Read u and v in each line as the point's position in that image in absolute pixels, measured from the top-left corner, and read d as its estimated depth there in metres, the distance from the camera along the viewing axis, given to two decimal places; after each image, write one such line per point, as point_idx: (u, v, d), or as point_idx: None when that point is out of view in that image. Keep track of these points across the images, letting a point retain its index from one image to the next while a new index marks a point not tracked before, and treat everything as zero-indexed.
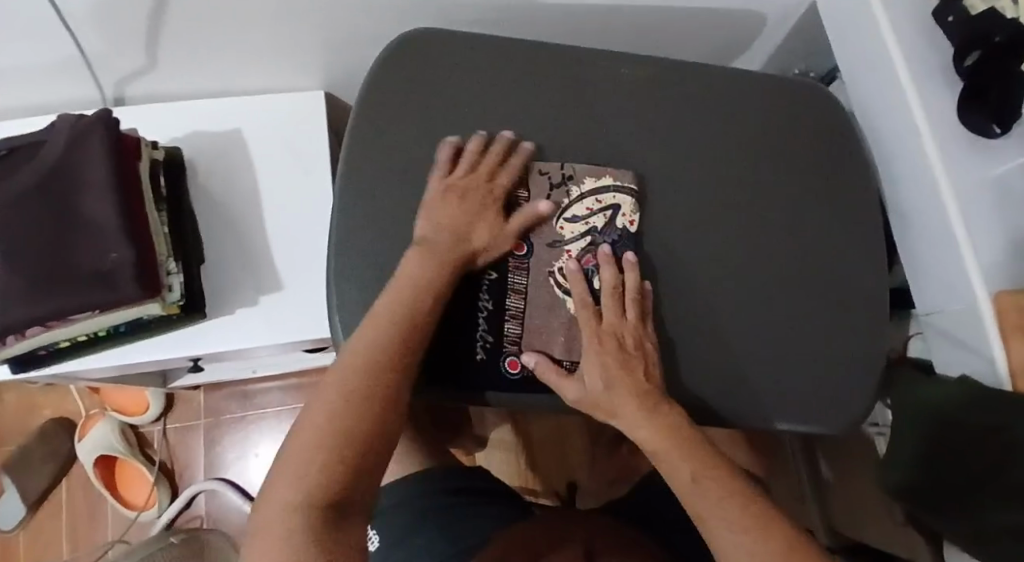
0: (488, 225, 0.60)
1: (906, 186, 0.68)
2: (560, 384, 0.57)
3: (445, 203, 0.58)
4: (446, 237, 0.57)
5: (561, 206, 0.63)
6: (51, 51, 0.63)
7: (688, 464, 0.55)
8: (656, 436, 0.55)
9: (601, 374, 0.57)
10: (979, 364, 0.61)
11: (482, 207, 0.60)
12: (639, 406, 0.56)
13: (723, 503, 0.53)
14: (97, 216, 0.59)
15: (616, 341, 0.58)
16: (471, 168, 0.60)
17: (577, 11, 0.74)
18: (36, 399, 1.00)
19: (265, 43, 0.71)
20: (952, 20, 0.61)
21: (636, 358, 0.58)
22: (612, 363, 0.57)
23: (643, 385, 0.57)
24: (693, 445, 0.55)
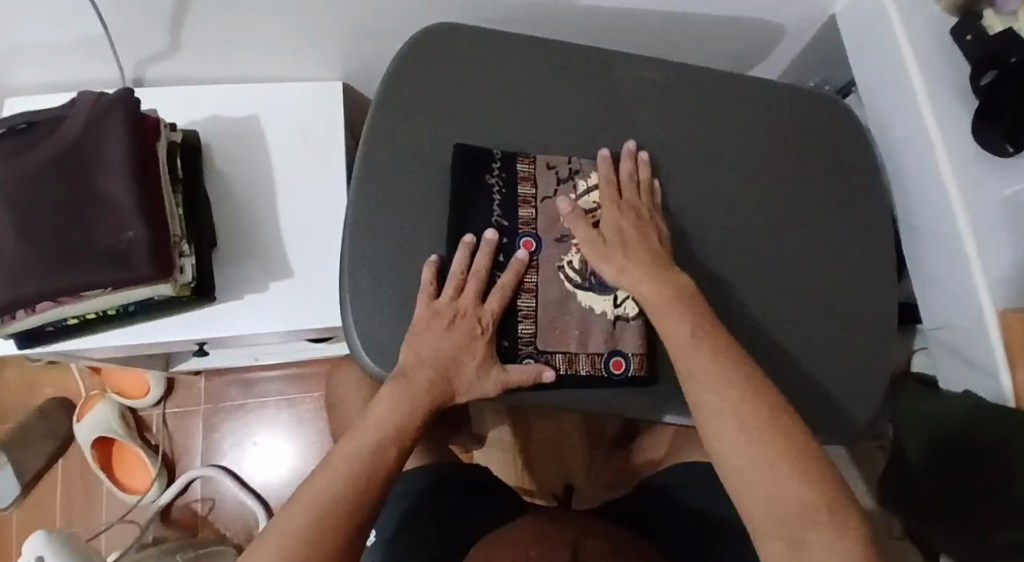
0: (475, 361, 0.57)
1: (919, 203, 0.68)
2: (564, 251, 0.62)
3: (430, 332, 0.57)
4: (428, 373, 0.56)
5: (569, 200, 0.63)
6: (76, 29, 0.63)
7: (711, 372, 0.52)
8: (685, 340, 0.54)
9: (614, 235, 0.60)
10: (983, 380, 0.61)
11: (470, 339, 0.57)
12: (648, 271, 0.57)
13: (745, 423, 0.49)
14: (114, 195, 0.59)
15: (634, 213, 0.61)
16: (457, 292, 0.58)
17: (600, 14, 0.75)
18: (36, 378, 0.99)
19: (290, 32, 0.71)
20: (970, 39, 0.62)
21: (650, 228, 0.61)
22: (628, 231, 0.60)
23: (657, 253, 0.59)
24: (719, 355, 0.53)
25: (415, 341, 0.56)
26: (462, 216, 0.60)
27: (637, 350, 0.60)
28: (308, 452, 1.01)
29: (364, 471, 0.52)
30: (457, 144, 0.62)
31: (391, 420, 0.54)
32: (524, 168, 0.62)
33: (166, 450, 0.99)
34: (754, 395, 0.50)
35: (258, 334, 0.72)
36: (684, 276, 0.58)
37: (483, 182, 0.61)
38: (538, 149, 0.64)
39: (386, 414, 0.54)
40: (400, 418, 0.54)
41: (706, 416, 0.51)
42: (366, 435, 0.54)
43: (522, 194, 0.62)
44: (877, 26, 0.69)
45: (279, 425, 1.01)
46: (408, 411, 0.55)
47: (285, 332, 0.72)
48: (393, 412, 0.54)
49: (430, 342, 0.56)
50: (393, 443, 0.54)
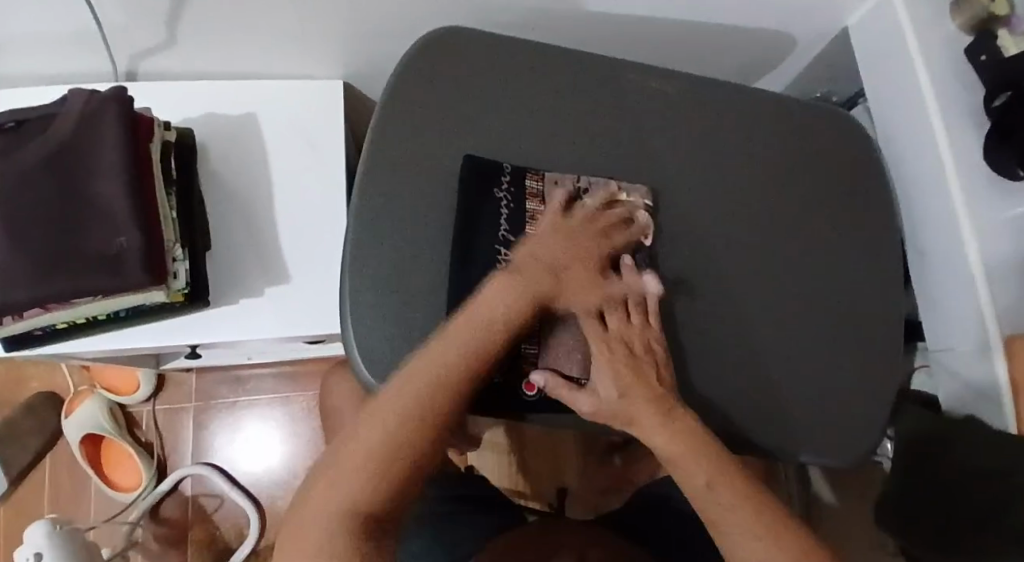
0: (583, 276, 0.58)
1: (927, 223, 0.68)
2: (573, 399, 0.56)
3: (549, 241, 0.57)
4: (539, 273, 0.56)
5: None
6: (65, 20, 0.61)
7: (704, 470, 0.54)
8: (675, 444, 0.55)
9: (613, 383, 0.56)
10: (988, 406, 0.61)
11: (586, 254, 0.58)
12: (656, 414, 0.55)
13: (736, 512, 0.53)
14: (107, 198, 0.57)
15: (625, 346, 0.57)
16: (585, 218, 0.59)
17: (607, 21, 0.73)
18: (22, 372, 0.97)
19: (289, 30, 0.69)
20: (985, 59, 0.61)
21: (645, 362, 0.57)
22: (622, 370, 0.56)
23: (656, 389, 0.56)
24: (710, 451, 0.55)
25: (535, 250, 0.57)
26: (467, 232, 0.59)
27: None
28: (300, 452, 1.00)
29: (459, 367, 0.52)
30: (469, 155, 0.61)
31: (500, 309, 0.54)
32: (534, 186, 0.61)
33: (155, 447, 0.98)
34: (744, 490, 0.54)
35: (254, 340, 0.70)
36: (687, 413, 0.56)
37: (490, 197, 0.59)
38: (544, 161, 0.62)
39: (499, 304, 0.54)
40: (513, 312, 0.54)
41: (710, 511, 0.54)
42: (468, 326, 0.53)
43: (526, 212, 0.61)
44: (891, 43, 0.68)
45: (271, 424, 1.00)
46: (519, 308, 0.54)
47: (280, 339, 0.70)
48: (500, 305, 0.54)
49: (540, 255, 0.57)
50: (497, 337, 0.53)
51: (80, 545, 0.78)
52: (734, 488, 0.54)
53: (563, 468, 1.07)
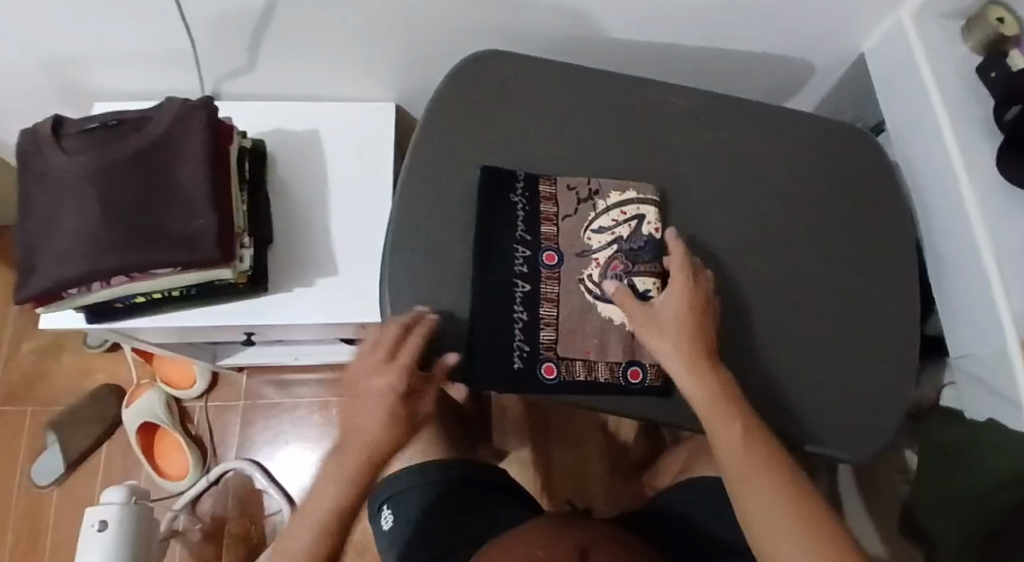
0: (391, 413, 0.58)
1: (945, 233, 0.69)
2: (629, 302, 0.62)
3: (353, 393, 0.59)
4: (350, 435, 0.58)
5: (589, 217, 0.66)
6: (165, 39, 0.72)
7: (734, 426, 0.56)
8: (705, 397, 0.57)
9: (679, 308, 0.60)
10: (1005, 408, 0.61)
11: (383, 392, 0.58)
12: (696, 361, 0.58)
13: (761, 472, 0.54)
14: (190, 186, 0.65)
15: (703, 301, 0.61)
16: (373, 350, 0.59)
17: (637, 48, 0.80)
18: (90, 363, 1.05)
19: (352, 56, 0.78)
20: (994, 76, 0.65)
21: (713, 317, 0.61)
22: (694, 306, 0.60)
23: (705, 339, 0.60)
24: (739, 410, 0.57)
25: (355, 417, 0.59)
26: (491, 229, 0.64)
27: (655, 360, 0.64)
28: None
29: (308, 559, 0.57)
30: (483, 166, 0.67)
31: (326, 491, 0.58)
32: (547, 189, 0.66)
33: (205, 441, 1.04)
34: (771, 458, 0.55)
35: (301, 326, 0.76)
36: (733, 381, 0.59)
37: (507, 202, 0.65)
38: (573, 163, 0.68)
39: (323, 482, 0.58)
40: (343, 497, 0.58)
41: (733, 471, 0.55)
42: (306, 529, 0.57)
43: (544, 212, 0.66)
44: (905, 68, 0.72)
45: (309, 428, 1.05)
46: (352, 489, 0.58)
47: (324, 325, 0.76)
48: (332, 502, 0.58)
49: (365, 442, 0.58)
50: (338, 520, 0.58)
51: (143, 522, 0.84)
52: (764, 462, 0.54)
53: (589, 489, 1.09)
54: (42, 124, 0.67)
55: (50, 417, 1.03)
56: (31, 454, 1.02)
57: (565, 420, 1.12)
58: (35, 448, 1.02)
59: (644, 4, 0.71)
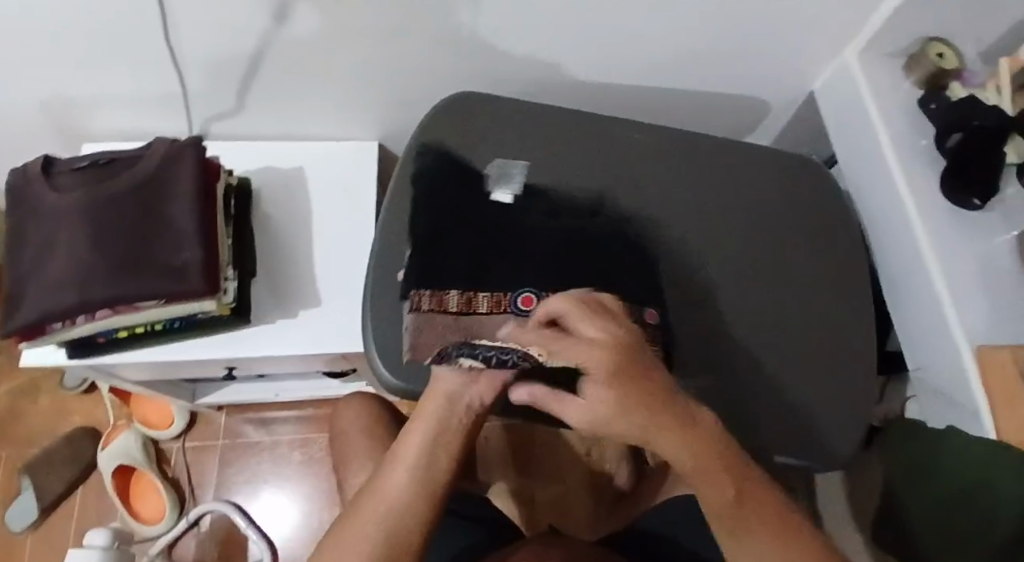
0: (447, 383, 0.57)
1: (895, 255, 0.74)
2: (563, 408, 0.51)
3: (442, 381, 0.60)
4: (432, 403, 0.56)
5: (467, 318, 0.62)
6: (157, 84, 0.74)
7: (730, 485, 0.50)
8: (691, 464, 0.50)
9: (603, 394, 0.49)
10: (966, 415, 0.65)
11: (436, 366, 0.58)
12: (675, 435, 0.50)
13: (758, 524, 0.49)
14: (178, 220, 0.66)
15: (629, 369, 0.49)
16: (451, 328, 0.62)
17: (606, 89, 0.86)
18: (66, 405, 1.04)
19: (337, 100, 0.82)
20: (934, 107, 0.72)
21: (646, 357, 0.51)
22: (624, 380, 0.49)
23: (663, 388, 0.50)
24: (730, 460, 0.51)
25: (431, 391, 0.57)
26: (461, 252, 0.65)
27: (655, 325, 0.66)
28: (317, 491, 1.04)
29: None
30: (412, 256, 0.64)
31: (417, 456, 0.54)
32: (430, 295, 0.63)
33: (182, 482, 1.02)
34: (769, 505, 0.50)
35: (284, 357, 0.77)
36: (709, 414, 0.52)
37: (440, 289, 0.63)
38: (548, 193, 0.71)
39: (412, 443, 0.55)
40: (415, 488, 0.53)
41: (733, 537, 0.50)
42: (364, 524, 0.51)
43: (454, 287, 0.63)
44: (853, 105, 0.78)
45: (289, 465, 1.05)
46: (421, 483, 0.53)
47: (307, 356, 0.77)
48: (399, 493, 0.52)
49: (427, 440, 0.54)
50: (411, 516, 0.52)
51: None
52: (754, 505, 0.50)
53: (572, 517, 1.10)
54: (34, 163, 0.69)
55: (23, 461, 1.01)
56: (3, 499, 1.00)
57: (546, 452, 1.13)
58: (7, 494, 1.00)
59: (611, 50, 0.77)
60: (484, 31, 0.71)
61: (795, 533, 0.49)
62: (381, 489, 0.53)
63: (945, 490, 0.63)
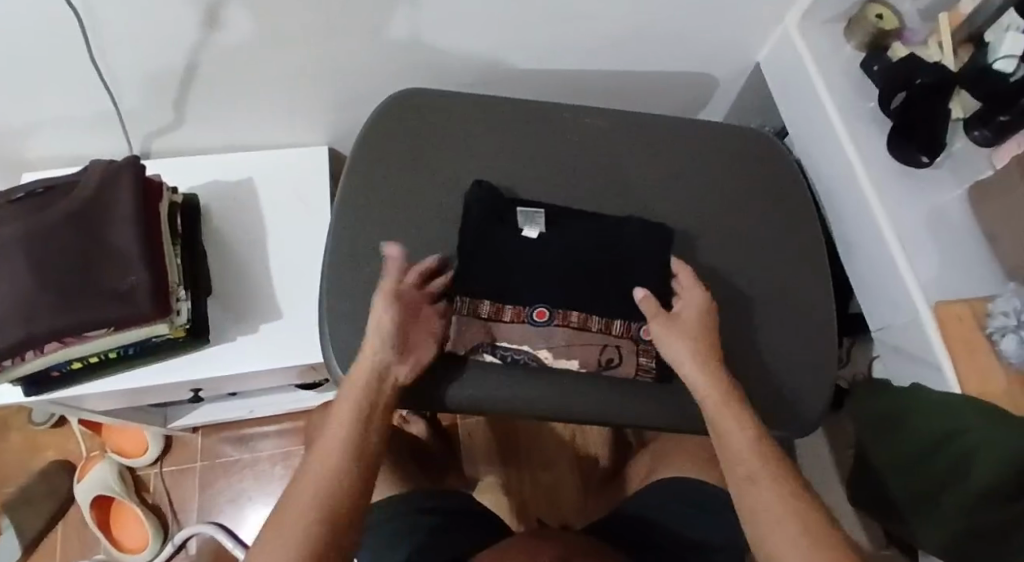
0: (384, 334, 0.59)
1: (849, 220, 0.74)
2: (689, 370, 0.60)
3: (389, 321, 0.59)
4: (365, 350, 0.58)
5: (494, 326, 0.64)
6: (90, 104, 0.73)
7: (772, 485, 0.53)
8: (745, 460, 0.55)
9: (703, 371, 0.59)
10: (925, 371, 0.65)
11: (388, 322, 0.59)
12: (741, 426, 0.57)
13: (780, 513, 0.52)
14: (120, 245, 0.65)
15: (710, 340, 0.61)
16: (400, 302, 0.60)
17: (554, 74, 0.85)
18: (38, 440, 1.02)
19: (281, 105, 0.81)
20: (878, 69, 0.71)
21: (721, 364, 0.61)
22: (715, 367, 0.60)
23: (735, 400, 0.59)
24: (770, 462, 0.55)
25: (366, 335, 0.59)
26: (491, 260, 0.65)
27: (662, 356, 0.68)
28: None
29: (314, 530, 0.50)
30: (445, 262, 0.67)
31: (361, 401, 0.57)
32: (466, 301, 0.64)
33: (163, 507, 1.01)
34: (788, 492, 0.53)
35: (251, 373, 0.76)
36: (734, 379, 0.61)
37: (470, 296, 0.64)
38: (558, 210, 0.69)
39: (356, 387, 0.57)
40: (352, 443, 0.55)
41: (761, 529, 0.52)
42: (310, 486, 0.52)
43: (485, 295, 0.64)
44: (798, 73, 0.78)
45: (273, 479, 1.04)
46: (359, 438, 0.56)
47: (272, 370, 0.76)
48: (341, 451, 0.54)
49: (362, 400, 0.57)
50: (354, 458, 0.55)
51: None
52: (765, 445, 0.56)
53: (563, 508, 1.10)
54: None
55: None
56: None
57: (532, 441, 1.13)
58: None
59: (552, 37, 0.76)
60: (421, 27, 0.70)
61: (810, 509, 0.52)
62: (330, 438, 0.55)
63: (915, 442, 0.62)
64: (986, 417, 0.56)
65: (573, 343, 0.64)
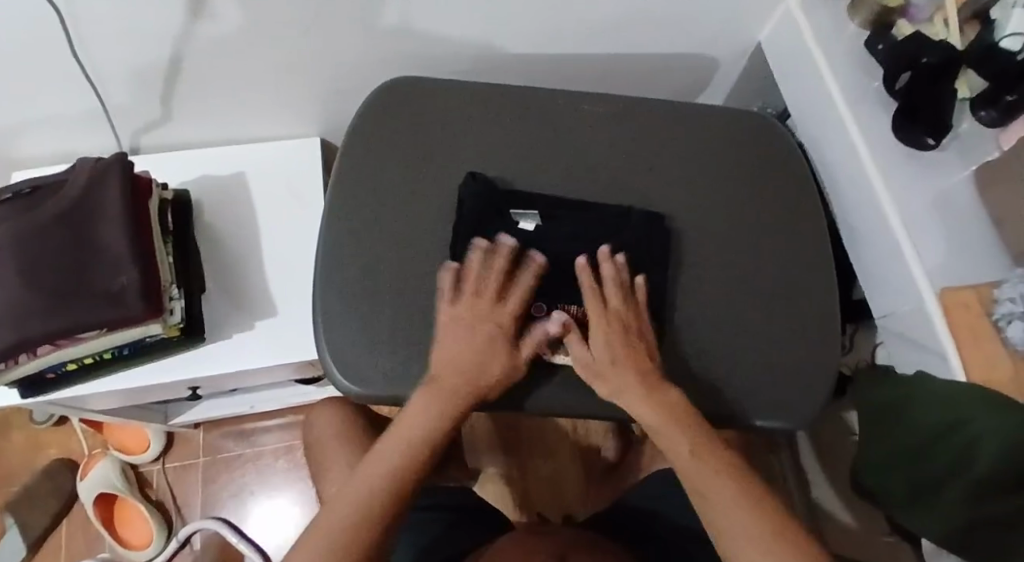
0: (501, 360, 0.60)
1: (854, 206, 0.72)
2: (578, 349, 0.61)
3: (454, 338, 0.60)
4: (465, 351, 0.60)
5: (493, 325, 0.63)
6: (75, 101, 0.71)
7: (728, 484, 0.52)
8: (690, 458, 0.55)
9: (608, 351, 0.60)
10: (931, 359, 0.63)
11: (491, 344, 0.61)
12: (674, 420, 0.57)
13: (734, 510, 0.51)
14: (109, 245, 0.63)
15: (619, 321, 0.62)
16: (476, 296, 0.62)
17: (548, 59, 0.83)
18: (40, 439, 1.02)
19: (270, 97, 0.79)
20: (882, 48, 0.69)
21: (639, 343, 0.61)
22: (618, 343, 0.60)
23: (649, 378, 0.59)
24: (734, 466, 0.54)
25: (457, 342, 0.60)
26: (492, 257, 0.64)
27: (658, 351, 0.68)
28: (305, 497, 1.03)
29: (378, 507, 0.52)
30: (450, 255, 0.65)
31: (463, 386, 0.59)
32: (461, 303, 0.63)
33: (167, 503, 1.01)
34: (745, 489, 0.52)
35: (247, 371, 0.75)
36: (675, 391, 0.59)
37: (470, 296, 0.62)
38: (555, 200, 0.68)
39: (457, 371, 0.59)
40: (439, 423, 0.58)
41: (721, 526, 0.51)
42: (354, 494, 0.53)
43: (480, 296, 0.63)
44: (800, 53, 0.76)
45: (275, 473, 1.04)
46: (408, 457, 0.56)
47: (269, 368, 0.76)
48: (389, 468, 0.54)
49: (424, 420, 0.57)
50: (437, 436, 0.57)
51: None
52: (713, 455, 0.55)
53: (566, 497, 1.10)
54: None
55: (3, 499, 1.00)
56: None
57: (534, 431, 1.12)
58: None
59: (545, 21, 0.74)
60: (410, 15, 0.68)
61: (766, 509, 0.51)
62: (422, 408, 0.58)
63: (920, 429, 0.61)
64: (991, 406, 0.54)
65: (575, 337, 0.64)
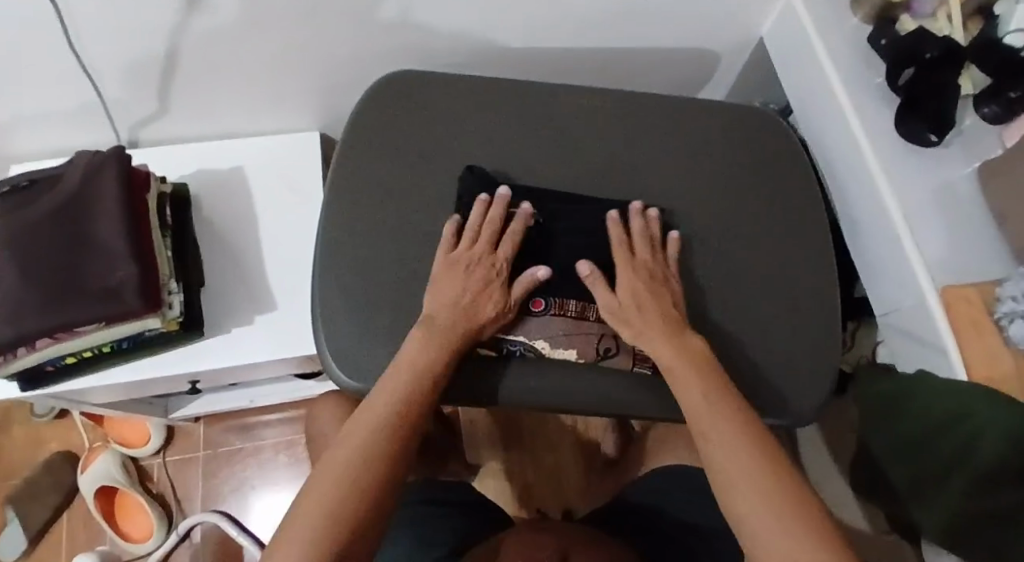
0: (492, 298, 0.60)
1: (856, 201, 0.72)
2: (602, 294, 0.61)
3: (446, 279, 0.61)
4: (453, 295, 0.60)
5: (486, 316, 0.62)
6: (74, 95, 0.71)
7: (740, 437, 0.51)
8: (700, 401, 0.53)
9: (634, 295, 0.61)
10: (931, 355, 0.63)
11: (484, 281, 0.61)
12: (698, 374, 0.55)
13: (746, 461, 0.49)
14: (105, 238, 0.63)
15: (650, 273, 0.63)
16: (470, 243, 0.62)
17: (548, 54, 0.82)
18: (41, 433, 1.03)
19: (269, 91, 0.79)
20: (885, 43, 0.68)
21: (665, 289, 0.62)
22: (648, 290, 0.61)
23: (676, 323, 0.59)
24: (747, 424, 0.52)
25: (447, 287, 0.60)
26: None
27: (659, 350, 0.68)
28: None
29: (374, 460, 0.50)
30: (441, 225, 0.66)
31: (443, 329, 0.58)
32: None
33: (168, 497, 1.01)
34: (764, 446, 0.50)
35: (247, 366, 0.75)
36: (698, 339, 0.59)
37: None
38: (554, 195, 0.67)
39: (438, 320, 0.58)
40: (424, 369, 0.56)
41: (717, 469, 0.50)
42: (350, 444, 0.51)
43: None
44: (802, 47, 0.75)
45: (276, 467, 1.04)
46: (402, 407, 0.53)
47: (269, 363, 0.76)
48: (381, 417, 0.52)
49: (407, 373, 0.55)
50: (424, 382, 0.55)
51: None
52: (728, 403, 0.53)
53: (567, 492, 1.10)
54: None
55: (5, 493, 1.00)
56: None
57: (533, 426, 1.12)
58: None
59: (545, 14, 0.74)
60: (409, 8, 0.68)
61: (781, 477, 0.48)
62: (406, 356, 0.56)
63: (922, 423, 0.60)
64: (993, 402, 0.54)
65: (572, 332, 0.63)
